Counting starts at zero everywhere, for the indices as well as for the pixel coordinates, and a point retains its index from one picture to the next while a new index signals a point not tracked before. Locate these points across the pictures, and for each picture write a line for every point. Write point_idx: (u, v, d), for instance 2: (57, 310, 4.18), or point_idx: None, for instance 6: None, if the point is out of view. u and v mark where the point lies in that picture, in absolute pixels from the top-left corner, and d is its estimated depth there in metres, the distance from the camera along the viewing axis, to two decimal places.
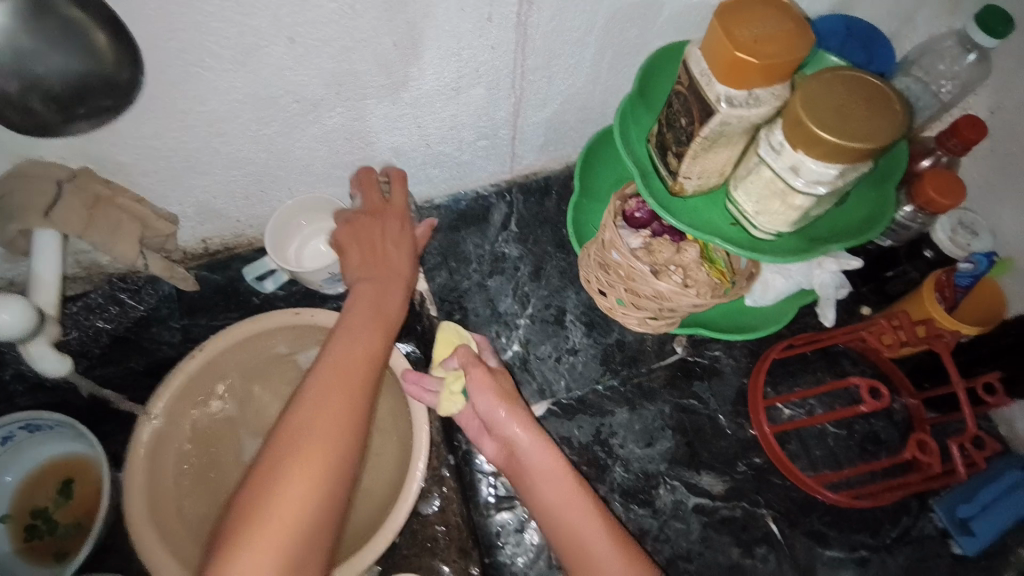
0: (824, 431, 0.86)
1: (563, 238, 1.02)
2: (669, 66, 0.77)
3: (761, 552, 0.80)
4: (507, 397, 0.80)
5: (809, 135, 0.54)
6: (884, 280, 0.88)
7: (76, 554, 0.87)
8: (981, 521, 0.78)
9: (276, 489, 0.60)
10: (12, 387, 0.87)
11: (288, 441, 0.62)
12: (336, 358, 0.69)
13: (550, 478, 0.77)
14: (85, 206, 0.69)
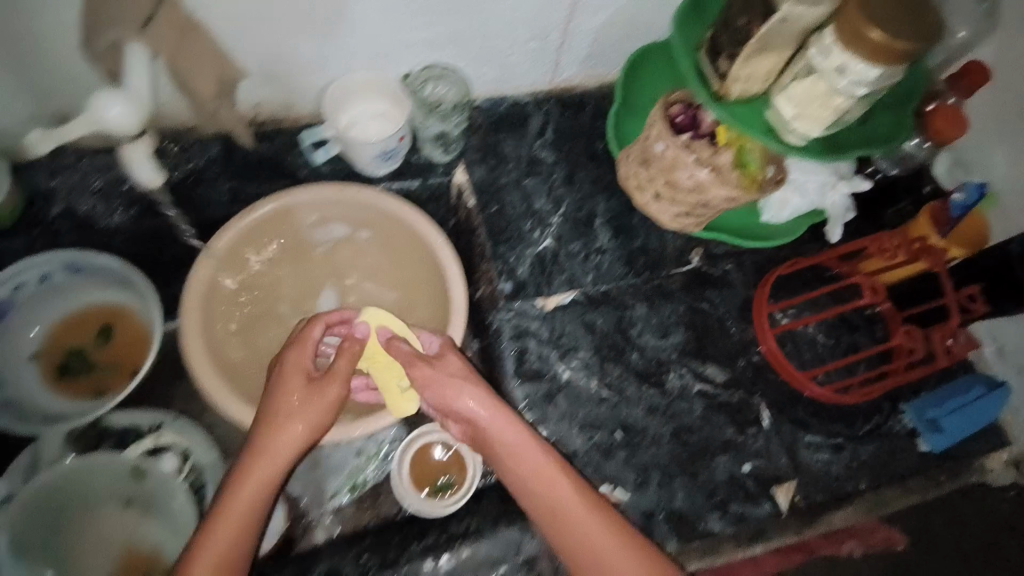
0: (816, 338, 0.97)
1: (597, 150, 1.06)
2: None
3: (753, 432, 0.90)
4: (470, 372, 0.80)
5: (861, 33, 0.61)
6: (885, 211, 0.98)
7: (116, 392, 0.91)
8: (947, 421, 0.90)
9: (220, 513, 0.69)
10: (57, 226, 0.87)
11: (238, 474, 0.71)
12: (273, 421, 0.73)
13: (537, 468, 0.76)
14: (175, 34, 0.68)
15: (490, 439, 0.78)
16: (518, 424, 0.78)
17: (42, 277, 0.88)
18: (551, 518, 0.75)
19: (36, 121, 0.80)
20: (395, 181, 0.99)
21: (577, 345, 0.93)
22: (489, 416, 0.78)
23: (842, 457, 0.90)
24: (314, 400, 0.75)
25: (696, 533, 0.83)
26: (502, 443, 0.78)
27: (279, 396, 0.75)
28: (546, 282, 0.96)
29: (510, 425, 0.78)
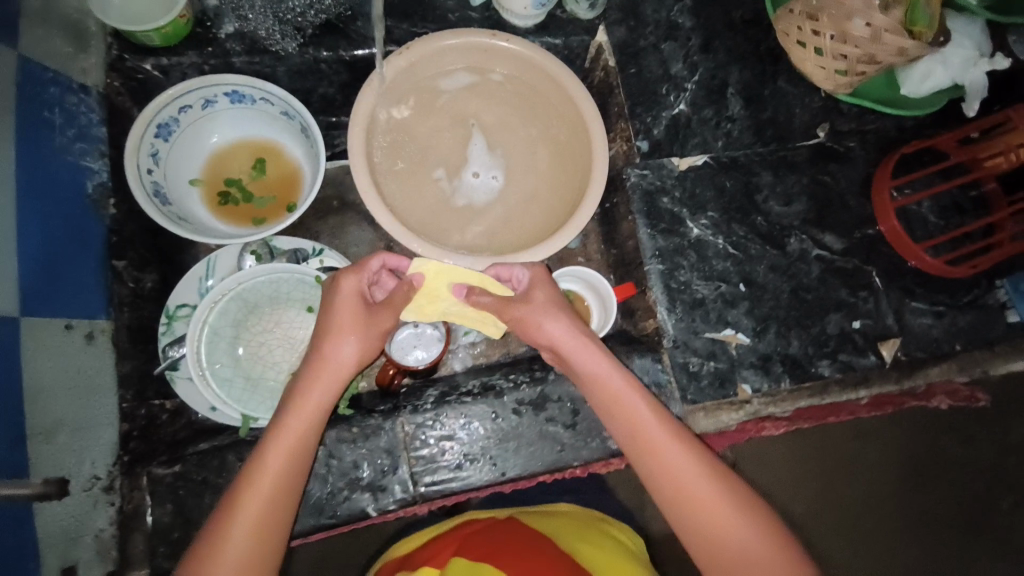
0: (927, 217, 1.02)
1: (733, 19, 1.05)
2: None
3: (865, 295, 0.97)
4: (554, 303, 0.82)
5: None
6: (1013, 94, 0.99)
7: (275, 222, 0.97)
8: None
9: (281, 425, 0.70)
10: (228, 46, 0.89)
11: (287, 397, 0.72)
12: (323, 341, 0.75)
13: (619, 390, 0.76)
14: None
15: (573, 363, 0.79)
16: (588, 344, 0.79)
17: (207, 102, 0.91)
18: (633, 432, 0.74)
19: None
20: (541, 36, 1.01)
21: (706, 204, 0.98)
22: (572, 347, 0.79)
23: (942, 322, 0.98)
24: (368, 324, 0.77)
25: (810, 375, 0.92)
26: (574, 359, 0.79)
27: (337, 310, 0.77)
28: (679, 145, 1.00)
29: (586, 347, 0.79)
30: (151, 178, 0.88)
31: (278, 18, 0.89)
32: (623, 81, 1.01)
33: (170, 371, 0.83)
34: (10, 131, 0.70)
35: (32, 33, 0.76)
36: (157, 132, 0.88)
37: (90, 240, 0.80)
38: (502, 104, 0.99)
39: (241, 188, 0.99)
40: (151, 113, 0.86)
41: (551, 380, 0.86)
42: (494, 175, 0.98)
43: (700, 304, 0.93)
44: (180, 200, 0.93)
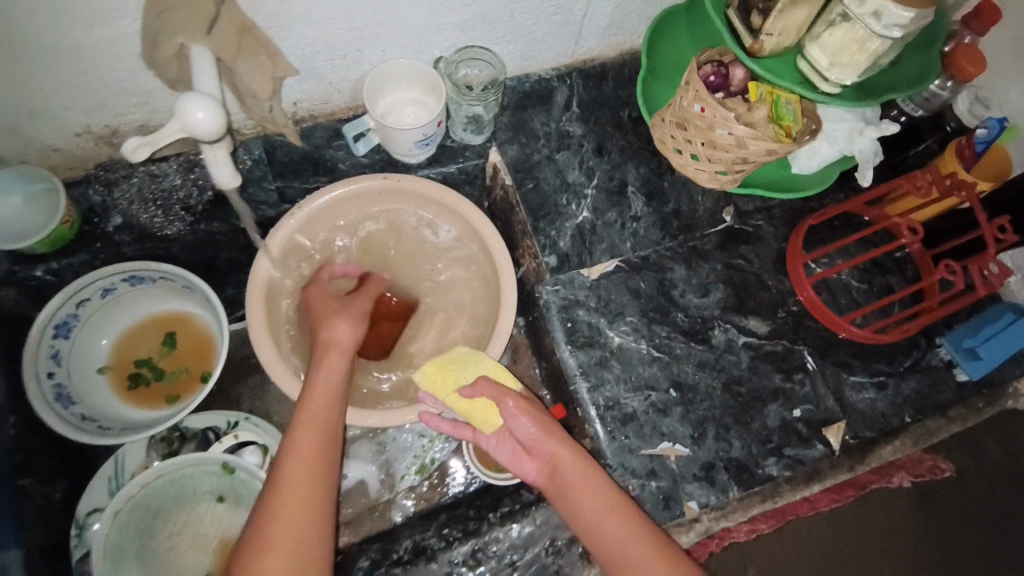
0: (849, 284, 1.01)
1: (622, 119, 1.08)
2: None
3: (800, 378, 0.94)
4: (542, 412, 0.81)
5: None
6: (907, 153, 0.99)
7: (191, 396, 0.95)
8: (984, 348, 0.94)
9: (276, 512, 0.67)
10: (118, 237, 0.90)
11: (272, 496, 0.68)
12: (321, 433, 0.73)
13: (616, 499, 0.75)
14: (235, 37, 0.68)
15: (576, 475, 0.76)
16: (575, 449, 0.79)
17: (105, 291, 0.90)
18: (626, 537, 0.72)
19: (87, 137, 0.82)
20: (433, 168, 1.02)
21: (623, 310, 0.96)
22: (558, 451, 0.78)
23: (885, 394, 0.95)
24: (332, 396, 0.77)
25: (757, 478, 0.88)
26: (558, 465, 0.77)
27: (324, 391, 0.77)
28: (587, 253, 0.99)
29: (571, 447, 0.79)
30: (52, 381, 0.86)
31: (163, 204, 0.89)
32: (523, 198, 1.02)
33: None
34: None
35: None
36: (54, 334, 0.86)
37: None
38: (395, 231, 0.99)
39: (153, 365, 0.97)
40: (45, 318, 0.85)
41: (485, 531, 0.83)
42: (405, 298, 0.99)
43: (631, 419, 0.90)
44: (88, 393, 0.91)
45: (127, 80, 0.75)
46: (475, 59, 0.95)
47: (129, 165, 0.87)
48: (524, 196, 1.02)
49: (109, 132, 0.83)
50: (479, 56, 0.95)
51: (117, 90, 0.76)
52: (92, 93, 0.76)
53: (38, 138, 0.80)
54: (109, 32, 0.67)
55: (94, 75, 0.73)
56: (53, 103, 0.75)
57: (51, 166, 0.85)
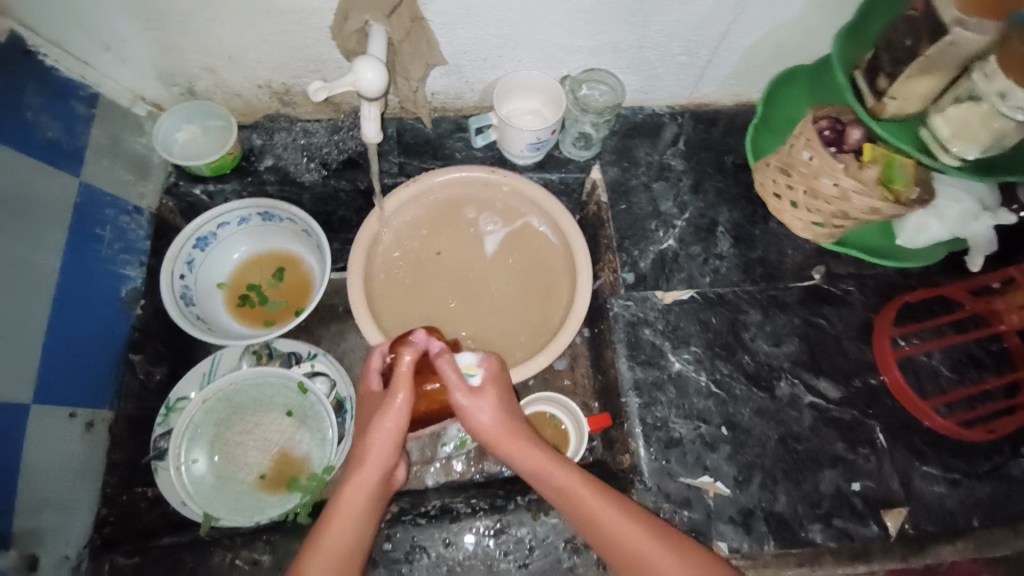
0: (939, 370, 0.96)
1: (723, 164, 1.11)
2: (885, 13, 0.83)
3: (865, 452, 0.90)
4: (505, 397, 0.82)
5: None
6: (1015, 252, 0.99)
7: (284, 324, 1.07)
8: None
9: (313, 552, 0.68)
10: (264, 177, 1.03)
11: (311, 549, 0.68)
12: (348, 531, 0.70)
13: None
14: (407, 24, 0.82)
15: (642, 558, 0.70)
16: (640, 522, 0.73)
17: (241, 220, 1.05)
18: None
19: (265, 89, 0.99)
20: (538, 172, 1.11)
21: (689, 338, 0.97)
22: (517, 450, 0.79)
23: (957, 492, 0.88)
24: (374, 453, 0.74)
25: (799, 540, 0.84)
26: (625, 547, 0.72)
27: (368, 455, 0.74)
28: (665, 279, 1.02)
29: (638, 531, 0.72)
30: (183, 282, 1.00)
31: (311, 156, 1.04)
32: (614, 216, 1.07)
33: (155, 462, 0.85)
34: (60, 243, 0.81)
35: (101, 164, 0.89)
36: (195, 244, 1.01)
37: (111, 336, 0.87)
38: (482, 223, 1.05)
39: (261, 292, 1.10)
40: (193, 228, 1.00)
41: (509, 510, 0.84)
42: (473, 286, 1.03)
43: (677, 445, 0.90)
44: (205, 301, 1.04)
45: (310, 47, 0.90)
46: (599, 82, 1.04)
47: (290, 120, 1.04)
48: (615, 215, 1.08)
49: (284, 90, 0.99)
50: (603, 79, 1.03)
51: (301, 54, 0.91)
52: (281, 54, 0.91)
53: (229, 83, 0.97)
54: (311, 5, 0.82)
55: (288, 39, 0.88)
56: (250, 56, 0.92)
57: (230, 108, 1.01)
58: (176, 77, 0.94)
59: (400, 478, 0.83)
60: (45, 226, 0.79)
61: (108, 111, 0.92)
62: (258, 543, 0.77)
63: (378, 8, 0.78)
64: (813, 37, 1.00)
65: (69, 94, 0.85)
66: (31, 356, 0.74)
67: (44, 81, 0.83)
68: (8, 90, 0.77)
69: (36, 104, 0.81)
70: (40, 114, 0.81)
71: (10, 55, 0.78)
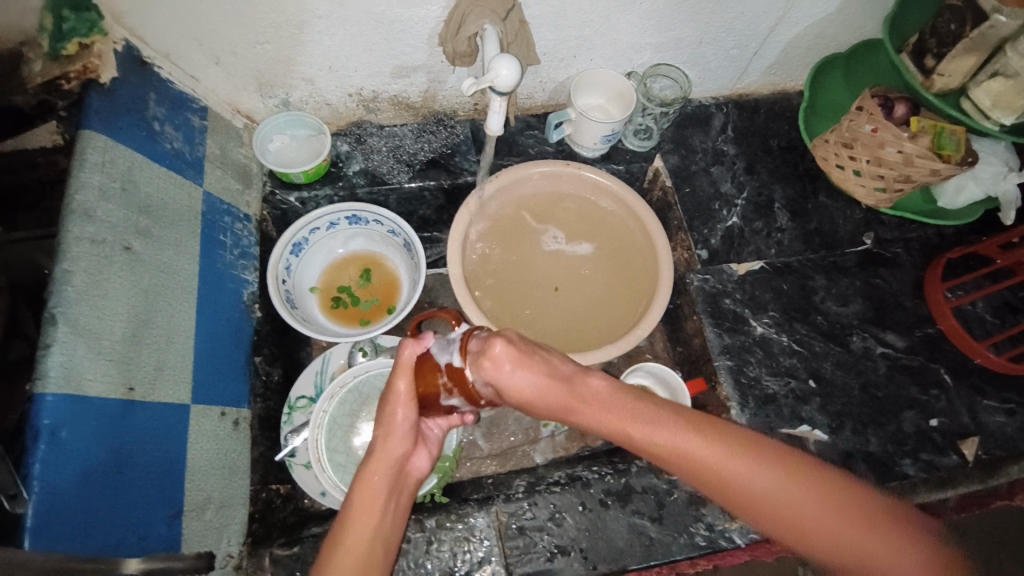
0: (983, 316, 1.08)
1: (770, 146, 1.22)
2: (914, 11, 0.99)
3: (936, 393, 1.00)
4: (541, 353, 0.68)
5: None
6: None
7: (379, 322, 1.10)
8: None
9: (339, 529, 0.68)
10: (355, 181, 1.08)
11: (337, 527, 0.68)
12: (374, 512, 0.69)
13: (786, 498, 0.61)
14: (517, 27, 0.90)
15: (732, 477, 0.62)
16: (733, 449, 0.63)
17: (332, 225, 1.09)
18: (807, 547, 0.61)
19: (356, 96, 1.04)
20: (606, 163, 1.19)
21: (766, 304, 1.06)
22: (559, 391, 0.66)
23: (1017, 420, 0.99)
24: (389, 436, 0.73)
25: (894, 474, 0.93)
26: (698, 467, 0.63)
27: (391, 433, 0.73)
28: (735, 253, 1.11)
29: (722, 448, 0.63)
30: (285, 286, 1.03)
31: (399, 159, 1.10)
32: (680, 199, 1.16)
33: (290, 457, 0.91)
34: (195, 248, 0.84)
35: (215, 175, 0.93)
36: (292, 249, 1.04)
37: (242, 338, 0.90)
38: (541, 222, 1.11)
39: (351, 293, 1.13)
40: (291, 233, 1.03)
41: (635, 472, 0.89)
42: (546, 282, 1.09)
43: (772, 400, 0.98)
44: (304, 304, 1.07)
45: (408, 53, 0.96)
46: (663, 76, 1.12)
47: (377, 126, 1.09)
48: (681, 198, 1.16)
49: (372, 96, 1.05)
50: (667, 73, 1.12)
51: (397, 61, 0.97)
52: (379, 63, 0.97)
53: (324, 92, 1.02)
54: (421, 14, 0.88)
55: (390, 46, 0.94)
56: (349, 65, 0.97)
57: (319, 117, 1.06)
58: (276, 89, 0.99)
59: (425, 464, 0.78)
60: (182, 234, 0.82)
61: (215, 123, 0.97)
62: (411, 521, 0.84)
63: (496, 13, 0.86)
64: (847, 27, 1.12)
65: (184, 107, 0.91)
66: (185, 357, 0.77)
67: (162, 93, 0.87)
68: (136, 102, 0.82)
69: (162, 115, 0.86)
70: (165, 125, 0.86)
71: (131, 69, 0.83)
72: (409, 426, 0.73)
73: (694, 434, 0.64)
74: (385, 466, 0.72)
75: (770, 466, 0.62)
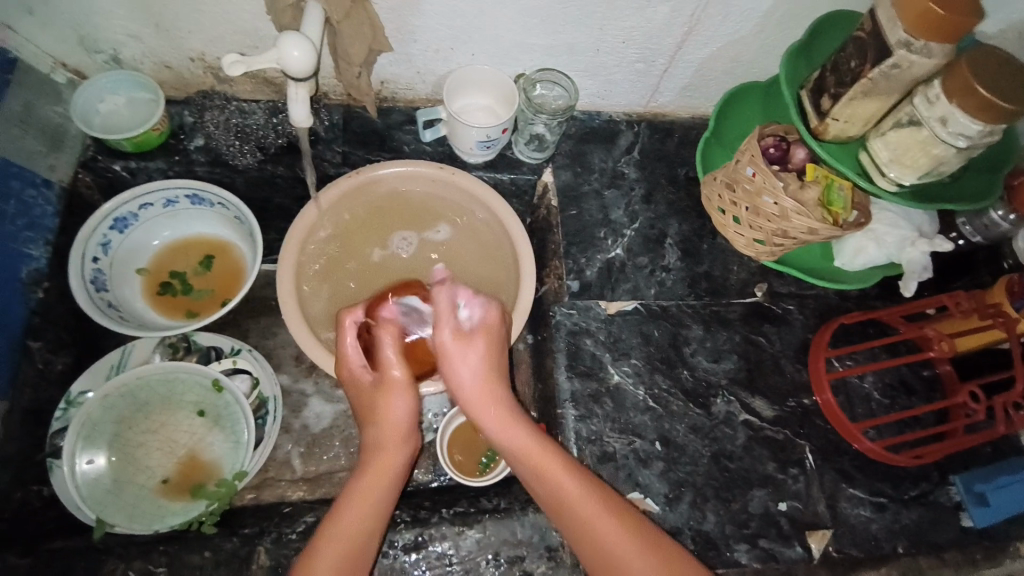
0: (870, 395, 0.98)
1: (677, 176, 1.10)
2: (819, 47, 0.90)
3: (794, 472, 0.91)
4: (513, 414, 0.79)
5: (987, 103, 0.68)
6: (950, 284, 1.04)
7: (208, 315, 1.00)
8: (993, 496, 0.91)
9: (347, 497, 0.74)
10: (193, 157, 0.97)
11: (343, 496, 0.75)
12: (371, 486, 0.74)
13: (571, 496, 0.73)
14: (346, 2, 0.76)
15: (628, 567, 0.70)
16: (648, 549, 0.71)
17: (168, 203, 0.97)
18: (597, 559, 0.72)
19: (198, 63, 0.91)
20: (487, 172, 1.07)
21: (629, 351, 0.95)
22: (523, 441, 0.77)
23: (882, 517, 0.91)
24: (386, 395, 0.78)
25: (725, 560, 0.84)
26: (603, 546, 0.71)
27: (384, 392, 0.78)
28: (610, 288, 1.00)
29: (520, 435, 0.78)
30: (94, 265, 0.92)
31: (244, 137, 0.98)
32: (564, 223, 1.04)
33: (52, 459, 0.82)
34: None
35: (8, 133, 0.83)
36: (111, 225, 0.93)
37: (3, 321, 0.83)
38: (406, 231, 1.02)
39: (185, 280, 1.02)
40: (109, 208, 0.91)
41: (433, 522, 0.81)
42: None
43: (610, 460, 0.88)
44: (122, 286, 0.96)
45: (247, 20, 0.84)
46: (552, 82, 1.01)
47: (228, 98, 0.97)
48: (566, 221, 1.04)
49: (219, 65, 0.92)
50: (557, 80, 1.00)
51: (235, 27, 0.85)
52: (216, 28, 0.85)
53: (159, 52, 0.89)
54: None
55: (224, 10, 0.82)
56: (181, 27, 0.85)
57: (160, 81, 0.94)
58: (100, 43, 0.87)
59: (402, 409, 0.78)
60: None
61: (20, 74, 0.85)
62: (155, 554, 0.76)
63: None
64: (769, 54, 0.99)
65: None
66: None
67: None
68: None
69: None
70: None
71: None
72: (400, 385, 0.79)
73: (599, 512, 0.73)
74: (387, 437, 0.78)
75: (560, 469, 0.75)
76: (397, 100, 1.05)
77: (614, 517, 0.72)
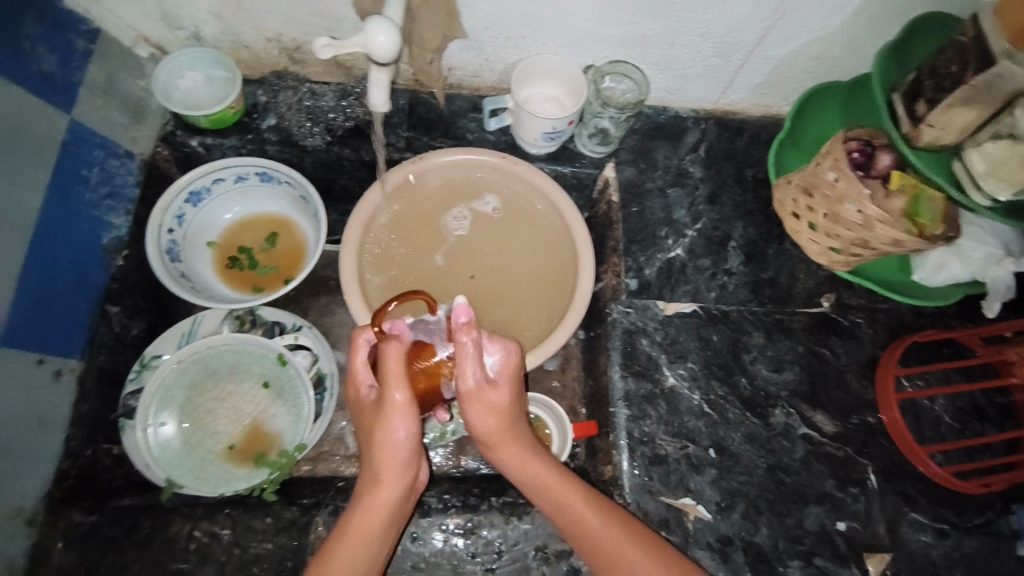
0: (941, 418, 0.93)
1: (744, 177, 1.06)
2: (919, 46, 0.84)
3: (853, 491, 0.87)
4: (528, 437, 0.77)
5: None
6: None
7: (271, 291, 1.03)
8: None
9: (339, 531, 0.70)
10: (266, 136, 1.00)
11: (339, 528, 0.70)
12: (371, 521, 0.69)
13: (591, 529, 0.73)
14: None
15: None
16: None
17: (239, 179, 1.00)
18: None
19: (274, 44, 0.93)
20: (551, 163, 1.07)
21: (686, 354, 0.93)
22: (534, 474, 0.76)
23: (945, 545, 0.87)
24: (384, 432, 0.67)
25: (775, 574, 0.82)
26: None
27: (382, 429, 0.67)
28: (669, 289, 0.98)
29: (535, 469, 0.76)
30: (170, 236, 0.96)
31: (314, 118, 1.00)
32: (625, 220, 1.02)
33: (124, 420, 0.87)
34: (44, 181, 0.79)
35: (95, 104, 0.86)
36: (186, 199, 0.96)
37: (87, 284, 0.88)
38: (465, 220, 1.01)
39: (251, 255, 1.05)
40: (186, 181, 0.95)
41: (482, 510, 0.82)
42: (457, 282, 0.99)
43: (662, 463, 0.86)
44: (194, 258, 1.00)
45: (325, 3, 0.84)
46: (619, 76, 0.99)
47: (299, 79, 0.99)
48: (626, 218, 1.02)
49: (294, 46, 0.93)
50: (627, 73, 0.98)
51: (312, 10, 0.86)
52: (295, 10, 0.86)
53: (238, 32, 0.91)
54: None
55: None
56: (261, 8, 0.86)
57: (236, 60, 0.96)
58: (184, 21, 0.89)
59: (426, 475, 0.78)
60: (27, 163, 0.77)
61: (109, 49, 0.88)
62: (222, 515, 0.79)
63: None
64: (855, 52, 0.94)
65: (68, 28, 0.82)
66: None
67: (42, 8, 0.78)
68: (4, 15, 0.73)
69: (36, 33, 0.76)
70: (36, 44, 0.77)
71: None
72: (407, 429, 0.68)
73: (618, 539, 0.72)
74: (393, 478, 0.70)
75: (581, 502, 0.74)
76: (462, 88, 1.04)
77: (637, 546, 0.72)
